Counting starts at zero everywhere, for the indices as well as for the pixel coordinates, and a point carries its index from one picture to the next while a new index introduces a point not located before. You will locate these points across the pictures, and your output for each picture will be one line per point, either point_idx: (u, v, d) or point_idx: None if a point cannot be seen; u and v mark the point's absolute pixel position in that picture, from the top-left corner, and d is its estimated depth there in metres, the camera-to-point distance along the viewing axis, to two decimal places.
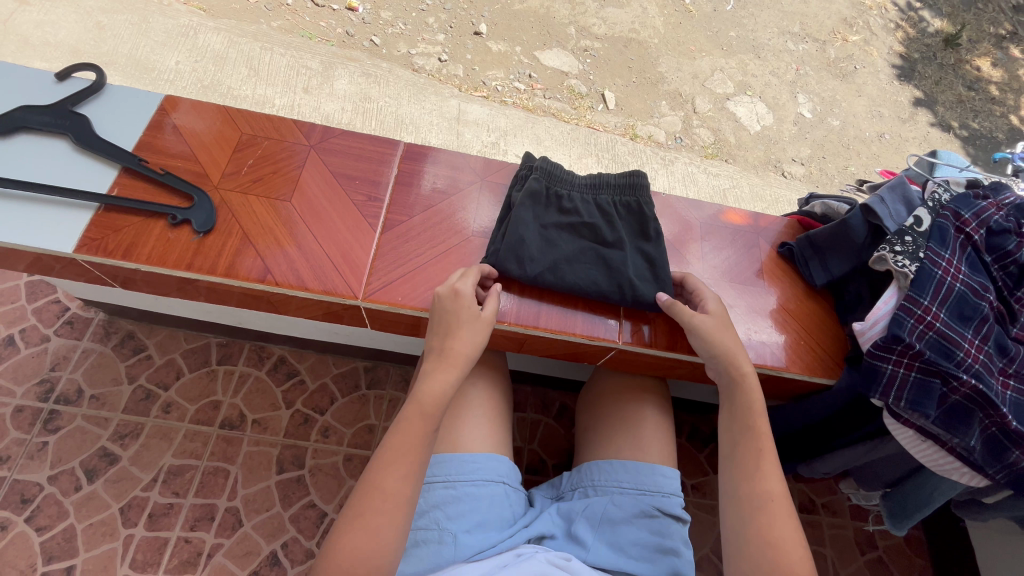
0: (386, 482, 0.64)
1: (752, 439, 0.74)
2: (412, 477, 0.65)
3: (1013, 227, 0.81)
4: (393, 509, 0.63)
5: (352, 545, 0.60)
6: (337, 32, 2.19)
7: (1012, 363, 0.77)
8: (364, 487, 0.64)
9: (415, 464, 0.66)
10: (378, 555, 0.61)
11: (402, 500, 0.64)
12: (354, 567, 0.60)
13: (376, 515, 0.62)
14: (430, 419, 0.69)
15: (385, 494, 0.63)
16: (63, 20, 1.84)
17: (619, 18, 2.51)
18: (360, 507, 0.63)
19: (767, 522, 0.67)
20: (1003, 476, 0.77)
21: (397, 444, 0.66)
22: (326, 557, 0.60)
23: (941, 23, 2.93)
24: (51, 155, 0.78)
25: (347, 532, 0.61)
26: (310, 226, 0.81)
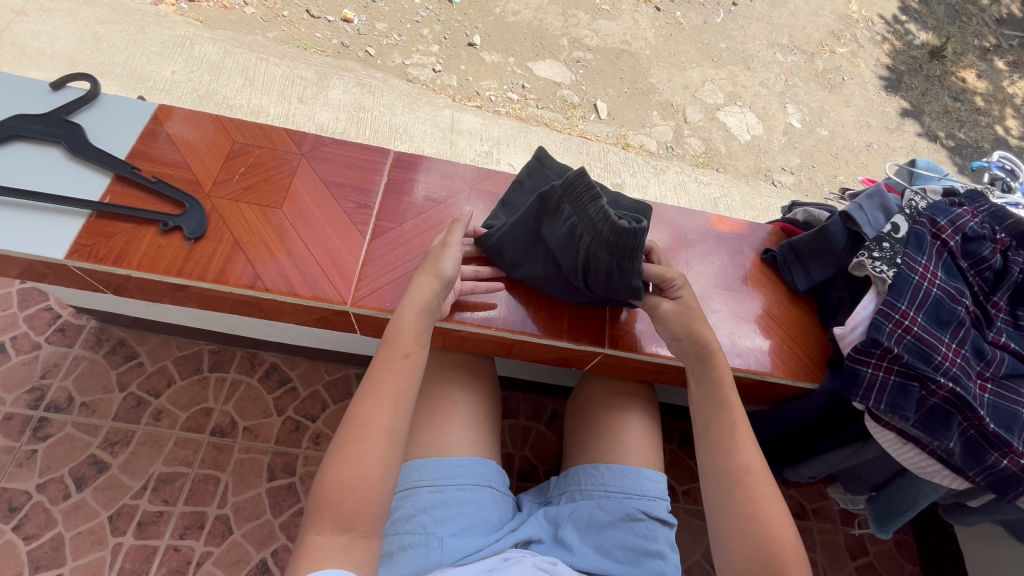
0: (362, 412, 0.65)
1: (723, 414, 0.75)
2: (390, 405, 0.67)
3: (988, 234, 0.83)
4: (375, 438, 0.64)
5: (338, 478, 0.62)
6: (332, 43, 2.22)
7: (989, 366, 0.78)
8: (346, 421, 0.66)
9: (392, 395, 0.67)
10: (366, 485, 0.62)
11: (382, 427, 0.65)
12: (344, 501, 0.61)
13: (358, 444, 0.64)
14: (403, 343, 0.71)
15: (365, 425, 0.65)
16: (60, 30, 1.86)
17: (611, 30, 2.55)
18: (341, 439, 0.64)
19: (747, 500, 0.68)
20: (982, 478, 0.79)
21: (373, 372, 0.68)
22: (318, 495, 0.62)
23: (927, 36, 2.99)
24: (44, 162, 0.78)
25: (332, 468, 0.63)
26: (300, 231, 0.82)
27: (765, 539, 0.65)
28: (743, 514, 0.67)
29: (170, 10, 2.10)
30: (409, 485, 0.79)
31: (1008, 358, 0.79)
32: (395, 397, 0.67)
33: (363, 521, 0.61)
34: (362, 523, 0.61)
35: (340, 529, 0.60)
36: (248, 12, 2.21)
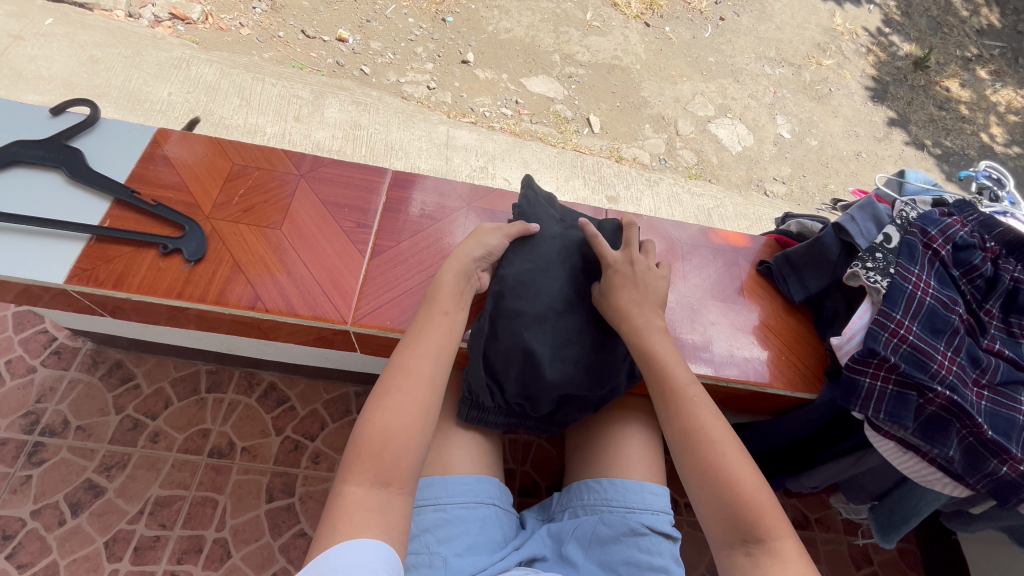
0: (406, 363, 0.70)
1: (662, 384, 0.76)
2: (430, 357, 0.71)
3: (977, 242, 0.84)
4: (418, 388, 0.68)
5: (383, 425, 0.65)
6: (327, 62, 2.25)
7: (984, 374, 0.79)
8: (388, 371, 0.70)
9: (433, 349, 0.72)
10: (406, 434, 0.66)
11: (425, 379, 0.69)
12: (385, 450, 0.64)
13: (401, 394, 0.68)
14: (442, 303, 0.76)
15: (408, 374, 0.69)
16: (57, 54, 1.88)
17: (602, 46, 2.60)
18: (384, 387, 0.68)
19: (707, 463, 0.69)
20: (983, 484, 0.80)
21: (415, 330, 0.74)
22: (357, 443, 0.65)
23: (910, 47, 3.06)
24: (44, 188, 0.79)
25: (374, 415, 0.66)
26: (300, 251, 0.82)
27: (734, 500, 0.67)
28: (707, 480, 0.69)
29: (167, 33, 2.13)
30: (412, 505, 0.79)
31: (1003, 365, 0.80)
32: (436, 352, 0.72)
33: (399, 475, 0.64)
34: (400, 480, 0.64)
35: (379, 481, 0.62)
36: (244, 33, 2.24)
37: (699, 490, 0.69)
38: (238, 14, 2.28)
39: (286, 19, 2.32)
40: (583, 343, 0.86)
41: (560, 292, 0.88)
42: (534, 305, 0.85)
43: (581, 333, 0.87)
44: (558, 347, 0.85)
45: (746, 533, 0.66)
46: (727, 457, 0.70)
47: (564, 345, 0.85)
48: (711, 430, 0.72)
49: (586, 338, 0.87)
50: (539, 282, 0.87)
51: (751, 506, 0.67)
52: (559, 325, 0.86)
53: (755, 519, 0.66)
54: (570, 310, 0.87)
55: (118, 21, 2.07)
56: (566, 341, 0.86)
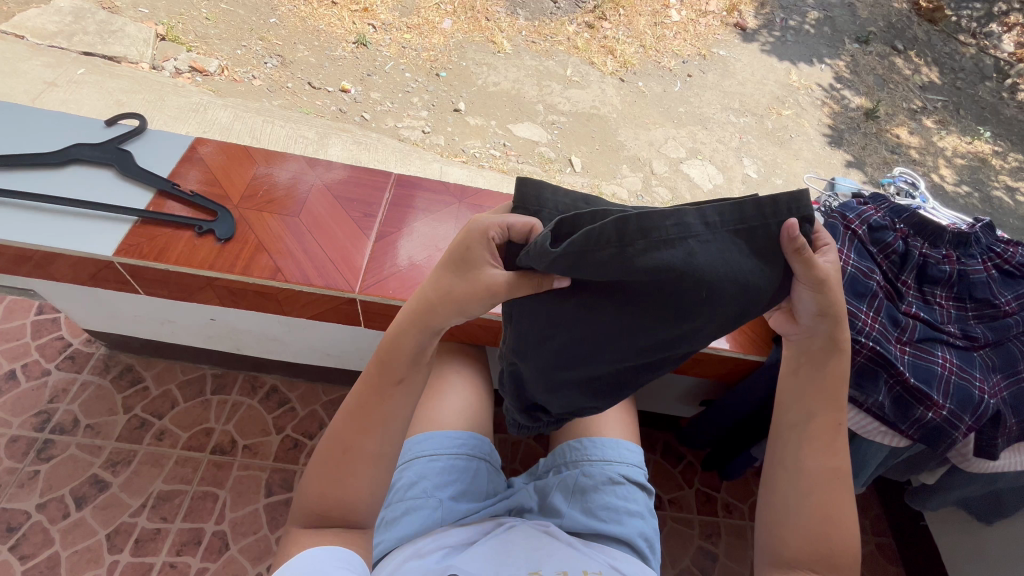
0: (349, 438, 0.74)
1: (829, 412, 0.80)
2: (375, 432, 0.75)
3: (889, 224, 0.99)
4: (359, 464, 0.74)
5: (320, 492, 0.74)
6: (332, 110, 2.49)
7: (904, 332, 0.92)
8: (330, 443, 0.75)
9: (374, 422, 0.75)
10: (350, 500, 0.74)
11: (366, 453, 0.74)
12: (321, 513, 0.73)
13: (345, 466, 0.74)
14: (392, 371, 0.75)
15: (351, 449, 0.74)
16: (87, 99, 2.08)
17: (582, 97, 2.89)
18: (327, 459, 0.74)
19: (822, 494, 0.78)
20: (915, 431, 0.91)
21: (361, 400, 0.75)
22: (301, 498, 0.75)
23: (860, 100, 3.41)
24: (99, 181, 0.92)
25: (313, 478, 0.75)
26: (314, 234, 0.95)
27: (827, 534, 0.77)
28: (814, 511, 0.78)
29: (187, 82, 2.37)
30: (410, 455, 0.89)
31: (919, 325, 0.93)
32: (379, 426, 0.74)
33: (348, 527, 0.74)
34: (348, 528, 0.74)
35: (317, 532, 0.74)
36: (256, 83, 2.48)
37: (795, 522, 0.79)
38: (251, 68, 2.54)
39: (295, 73, 2.58)
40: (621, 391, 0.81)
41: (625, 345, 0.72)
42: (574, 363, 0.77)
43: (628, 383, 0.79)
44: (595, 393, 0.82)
45: (819, 564, 0.76)
46: (837, 497, 0.78)
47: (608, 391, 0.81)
48: (837, 465, 0.79)
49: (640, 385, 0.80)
50: (571, 350, 0.75)
51: (834, 544, 0.77)
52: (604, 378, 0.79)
53: (830, 555, 0.76)
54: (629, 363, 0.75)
55: (143, 72, 2.31)
56: (606, 393, 0.80)
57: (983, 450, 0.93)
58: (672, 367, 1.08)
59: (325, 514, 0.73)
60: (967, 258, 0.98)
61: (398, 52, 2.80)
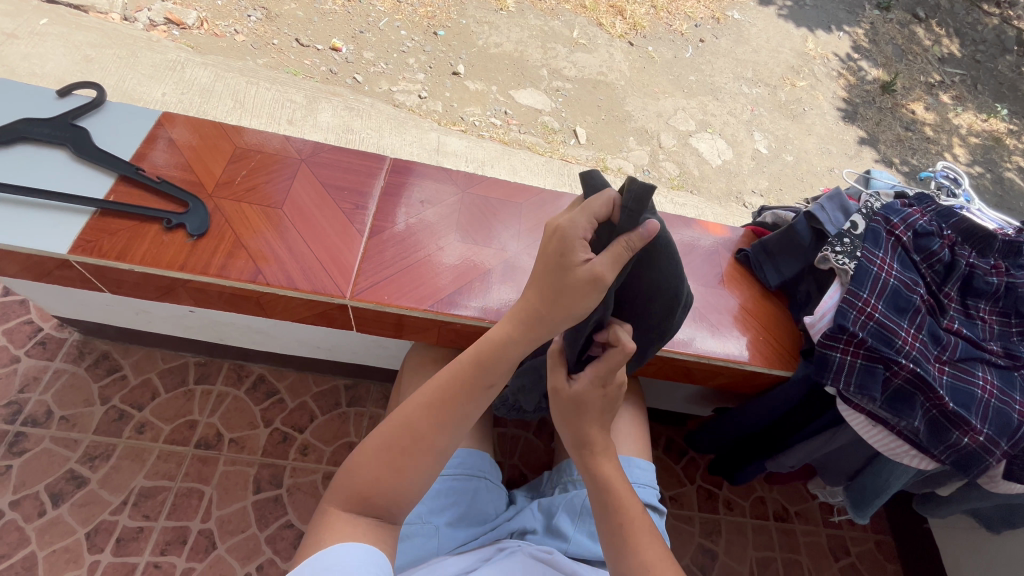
0: (424, 429, 0.66)
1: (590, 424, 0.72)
2: (448, 428, 0.67)
3: (936, 230, 0.91)
4: (426, 455, 0.66)
5: (379, 477, 0.65)
6: (321, 70, 2.30)
7: (945, 351, 0.85)
8: (396, 426, 0.66)
9: (451, 419, 0.67)
10: (398, 493, 0.66)
11: (437, 450, 0.67)
12: (375, 498, 0.65)
13: (406, 456, 0.66)
14: (490, 373, 0.67)
15: (419, 439, 0.66)
16: (50, 53, 1.89)
17: (588, 62, 2.70)
18: (389, 444, 0.65)
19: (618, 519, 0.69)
20: (947, 456, 0.85)
21: (447, 393, 0.67)
22: (350, 474, 0.66)
23: (878, 72, 3.24)
24: (50, 164, 0.81)
25: (368, 461, 0.66)
26: (299, 229, 0.85)
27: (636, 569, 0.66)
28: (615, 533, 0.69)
29: (162, 36, 2.17)
30: None
31: (961, 343, 0.86)
32: (456, 424, 0.67)
33: (386, 517, 0.66)
34: (384, 518, 0.66)
35: (360, 516, 0.65)
36: (238, 39, 2.28)
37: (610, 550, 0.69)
38: (232, 21, 2.33)
39: (280, 28, 2.37)
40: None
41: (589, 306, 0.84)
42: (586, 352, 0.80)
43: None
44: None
45: None
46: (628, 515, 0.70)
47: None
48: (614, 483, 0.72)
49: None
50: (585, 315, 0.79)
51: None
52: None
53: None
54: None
55: (113, 24, 2.11)
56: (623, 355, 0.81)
57: (1012, 474, 0.87)
58: (688, 377, 1.00)
59: (365, 501, 0.65)
60: (1016, 270, 0.90)
61: (392, 7, 2.58)
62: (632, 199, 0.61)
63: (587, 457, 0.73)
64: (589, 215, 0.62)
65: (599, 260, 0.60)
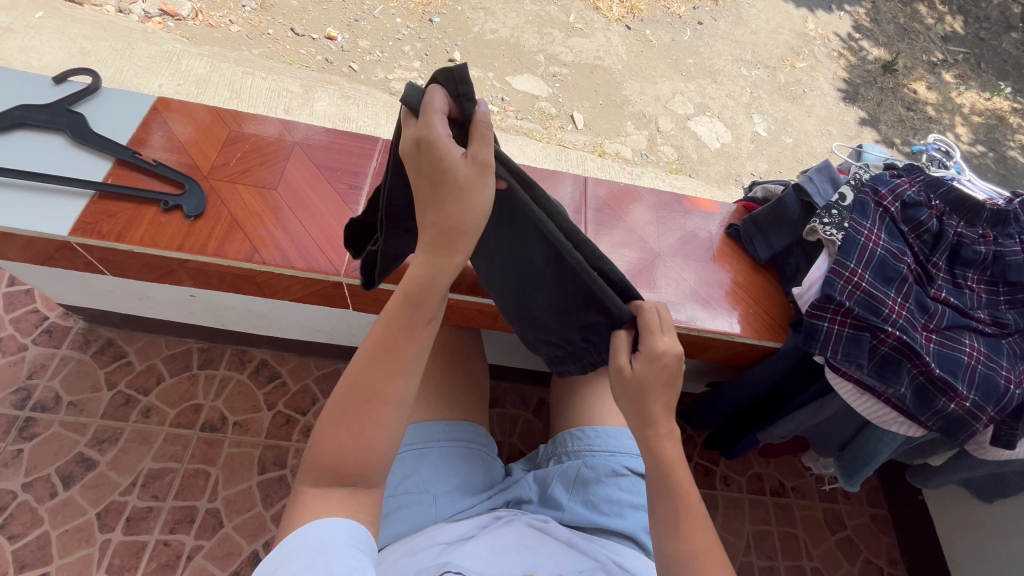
0: (373, 384, 0.63)
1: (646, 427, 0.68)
2: (401, 377, 0.64)
3: (924, 200, 0.91)
4: (382, 411, 0.63)
5: (341, 444, 0.63)
6: (317, 59, 2.30)
7: (932, 319, 0.86)
8: (347, 388, 0.64)
9: (400, 365, 0.64)
10: (366, 456, 0.63)
11: (391, 400, 0.64)
12: (342, 466, 0.63)
13: (364, 416, 0.63)
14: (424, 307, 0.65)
15: (372, 396, 0.63)
16: (48, 46, 1.91)
17: (585, 46, 2.69)
18: (342, 409, 0.63)
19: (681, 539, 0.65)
20: (934, 422, 0.86)
21: (387, 342, 0.64)
22: (314, 450, 0.64)
23: (879, 51, 3.21)
24: (48, 149, 0.82)
25: (328, 432, 0.63)
26: (294, 210, 0.86)
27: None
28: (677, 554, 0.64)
29: (157, 28, 2.18)
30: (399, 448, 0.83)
31: (948, 311, 0.87)
32: (406, 370, 0.64)
33: (363, 483, 0.64)
34: (363, 484, 0.64)
35: (331, 487, 0.63)
36: (234, 30, 2.28)
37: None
38: (227, 12, 2.32)
39: (275, 17, 2.36)
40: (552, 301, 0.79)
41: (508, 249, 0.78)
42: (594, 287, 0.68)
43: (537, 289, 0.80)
44: (565, 316, 0.79)
45: None
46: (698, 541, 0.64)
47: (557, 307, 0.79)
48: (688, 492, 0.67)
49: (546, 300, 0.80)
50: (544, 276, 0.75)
51: None
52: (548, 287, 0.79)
53: None
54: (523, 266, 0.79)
55: (108, 16, 2.11)
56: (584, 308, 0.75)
57: (1000, 439, 0.89)
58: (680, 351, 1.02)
59: (335, 472, 0.62)
60: (1004, 239, 0.90)
61: None
62: (455, 80, 0.62)
63: (652, 442, 0.68)
64: (436, 112, 0.61)
65: (472, 148, 0.61)
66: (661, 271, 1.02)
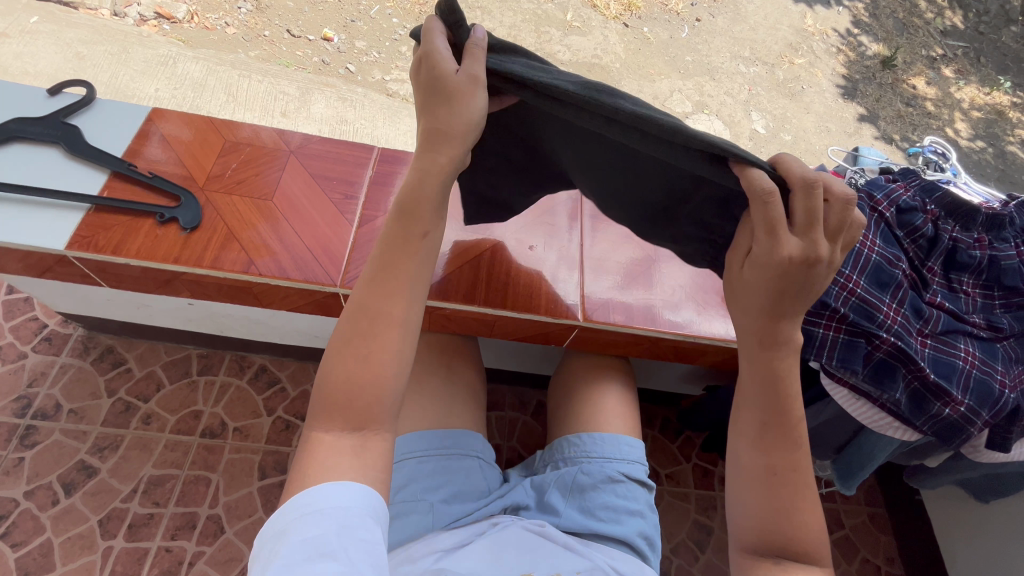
0: (375, 302, 0.69)
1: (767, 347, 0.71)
2: (401, 296, 0.70)
3: (919, 205, 0.91)
4: (386, 329, 0.68)
5: (351, 374, 0.66)
6: (314, 61, 2.30)
7: (927, 324, 0.86)
8: (354, 314, 0.69)
9: (400, 286, 0.70)
10: (376, 376, 0.67)
11: (394, 316, 0.69)
12: (352, 399, 0.66)
13: (369, 336, 0.68)
14: (419, 223, 0.72)
15: (376, 315, 0.68)
16: (43, 52, 1.91)
17: (583, 45, 2.68)
18: (349, 335, 0.68)
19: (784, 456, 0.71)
20: (929, 427, 0.87)
21: (388, 264, 0.70)
22: (325, 390, 0.67)
23: (878, 47, 3.19)
24: (43, 162, 0.82)
25: (338, 361, 0.67)
26: (290, 220, 0.86)
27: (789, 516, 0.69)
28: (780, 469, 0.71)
29: (153, 31, 2.17)
30: (397, 457, 0.84)
31: (943, 316, 0.87)
32: (407, 286, 0.70)
33: (373, 419, 0.66)
34: (372, 422, 0.66)
35: (346, 429, 0.65)
36: (230, 32, 2.28)
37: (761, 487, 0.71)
38: (223, 14, 2.31)
39: (271, 19, 2.35)
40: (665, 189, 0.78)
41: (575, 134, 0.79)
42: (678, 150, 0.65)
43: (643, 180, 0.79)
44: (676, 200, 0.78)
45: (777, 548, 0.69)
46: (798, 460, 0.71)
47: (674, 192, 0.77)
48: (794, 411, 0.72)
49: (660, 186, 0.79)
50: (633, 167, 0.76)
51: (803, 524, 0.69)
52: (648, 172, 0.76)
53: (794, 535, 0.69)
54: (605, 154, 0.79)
55: (104, 20, 2.11)
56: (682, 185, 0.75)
57: (996, 443, 0.89)
58: (676, 356, 1.03)
59: (345, 403, 0.65)
60: (1000, 242, 0.91)
61: None
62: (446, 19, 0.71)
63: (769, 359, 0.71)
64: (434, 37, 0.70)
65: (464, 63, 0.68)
66: (657, 277, 1.03)
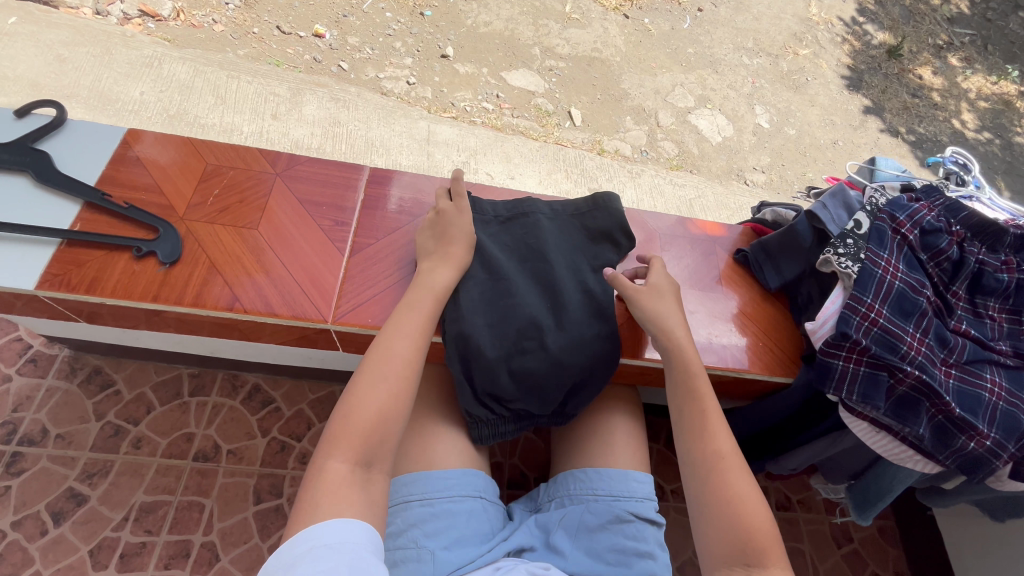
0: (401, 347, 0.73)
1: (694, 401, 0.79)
2: (419, 344, 0.75)
3: (944, 226, 0.87)
4: (408, 372, 0.72)
5: (376, 410, 0.68)
6: (305, 59, 2.21)
7: (951, 353, 0.82)
8: (378, 352, 0.72)
9: (420, 336, 0.75)
10: (394, 416, 0.69)
11: (413, 362, 0.73)
12: (373, 434, 0.67)
13: (392, 377, 0.70)
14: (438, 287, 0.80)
15: (400, 357, 0.72)
16: (22, 54, 1.83)
17: (582, 38, 2.60)
18: (373, 373, 0.70)
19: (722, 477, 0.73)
20: (952, 461, 0.82)
21: (412, 315, 0.76)
22: (344, 423, 0.67)
23: (884, 36, 3.11)
24: (11, 192, 0.77)
25: (362, 397, 0.68)
26: (278, 253, 0.81)
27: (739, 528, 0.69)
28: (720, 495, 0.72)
29: (137, 30, 2.09)
30: (399, 500, 0.80)
31: (969, 344, 0.83)
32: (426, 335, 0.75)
33: (382, 458, 0.68)
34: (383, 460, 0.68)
35: (361, 463, 0.65)
36: (217, 29, 2.19)
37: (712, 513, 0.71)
38: (210, 10, 2.23)
39: (260, 15, 2.27)
40: (551, 378, 0.87)
41: (518, 316, 0.86)
42: (502, 326, 0.86)
43: (552, 370, 0.86)
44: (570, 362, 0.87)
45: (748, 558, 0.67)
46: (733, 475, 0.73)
47: (536, 380, 0.86)
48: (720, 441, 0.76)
49: (566, 373, 0.87)
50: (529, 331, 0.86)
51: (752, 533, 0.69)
52: (519, 364, 0.86)
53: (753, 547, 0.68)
54: (525, 336, 0.86)
55: (85, 19, 2.02)
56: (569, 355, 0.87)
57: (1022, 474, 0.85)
58: None
59: (366, 436, 0.66)
60: None
61: None
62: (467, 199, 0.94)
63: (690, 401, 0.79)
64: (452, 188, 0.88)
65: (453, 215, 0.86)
66: None
